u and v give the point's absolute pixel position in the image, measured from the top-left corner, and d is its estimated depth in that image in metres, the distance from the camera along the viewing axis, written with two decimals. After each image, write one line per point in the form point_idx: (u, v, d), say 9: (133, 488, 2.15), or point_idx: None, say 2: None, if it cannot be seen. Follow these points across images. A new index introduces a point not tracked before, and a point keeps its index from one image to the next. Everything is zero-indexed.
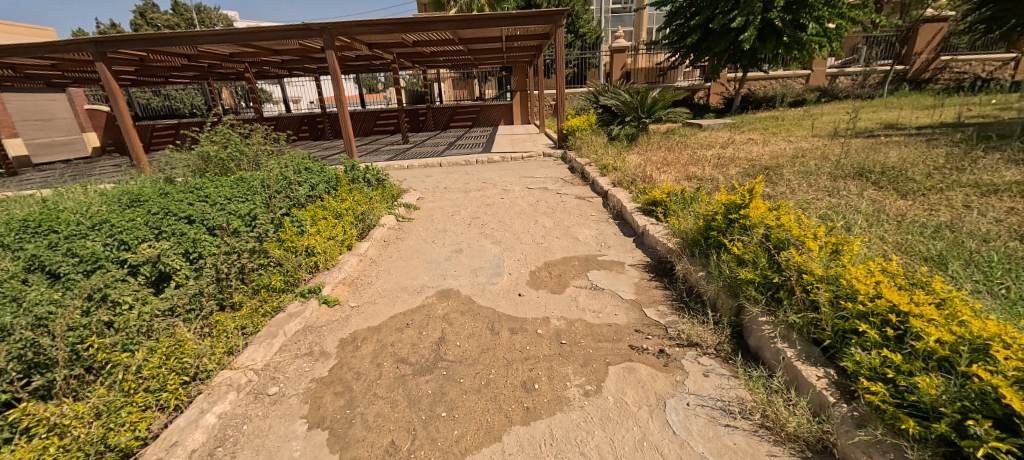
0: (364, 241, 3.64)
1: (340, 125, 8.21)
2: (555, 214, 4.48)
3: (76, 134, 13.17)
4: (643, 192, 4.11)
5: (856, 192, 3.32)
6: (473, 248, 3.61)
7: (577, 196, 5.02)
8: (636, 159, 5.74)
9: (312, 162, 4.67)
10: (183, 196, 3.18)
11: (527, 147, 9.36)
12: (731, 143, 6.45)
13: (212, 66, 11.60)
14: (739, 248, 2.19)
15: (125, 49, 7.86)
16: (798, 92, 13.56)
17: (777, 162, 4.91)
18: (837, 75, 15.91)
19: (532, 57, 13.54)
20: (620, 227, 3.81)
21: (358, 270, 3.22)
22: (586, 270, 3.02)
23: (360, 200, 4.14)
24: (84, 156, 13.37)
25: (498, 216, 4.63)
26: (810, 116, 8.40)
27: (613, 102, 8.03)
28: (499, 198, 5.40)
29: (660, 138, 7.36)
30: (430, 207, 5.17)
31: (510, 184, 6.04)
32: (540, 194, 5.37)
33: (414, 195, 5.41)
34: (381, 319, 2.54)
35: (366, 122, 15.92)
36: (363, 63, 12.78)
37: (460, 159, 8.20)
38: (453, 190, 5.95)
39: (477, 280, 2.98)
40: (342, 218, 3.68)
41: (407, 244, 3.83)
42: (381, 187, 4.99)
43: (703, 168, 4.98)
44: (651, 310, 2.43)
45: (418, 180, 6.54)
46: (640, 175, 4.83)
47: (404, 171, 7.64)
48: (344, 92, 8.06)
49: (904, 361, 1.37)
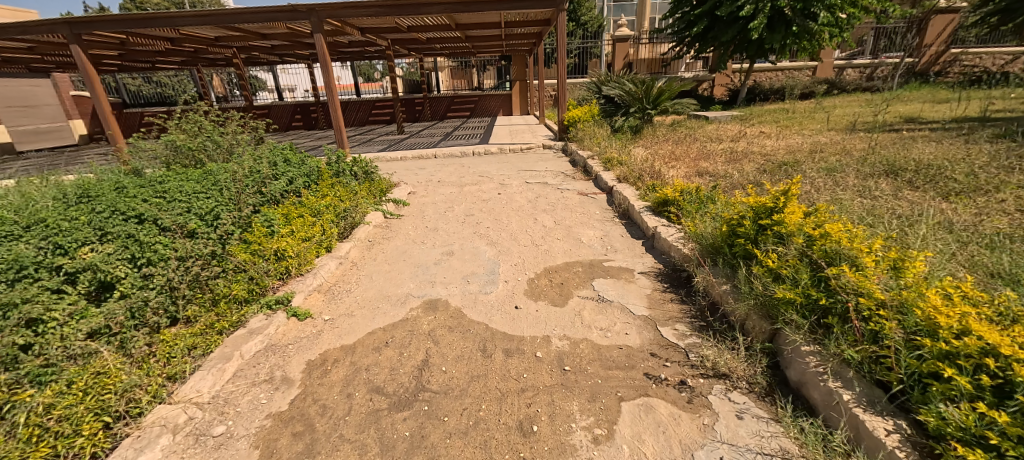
0: (346, 241, 3.31)
1: (330, 114, 7.81)
2: (555, 212, 4.15)
3: (62, 122, 12.70)
4: (652, 189, 3.79)
5: (891, 192, 2.99)
6: (466, 250, 3.28)
7: (579, 192, 4.68)
8: (642, 153, 5.40)
9: (293, 154, 4.30)
10: (139, 192, 2.82)
11: (527, 139, 8.98)
12: (742, 136, 6.11)
13: (198, 50, 11.13)
14: (774, 260, 1.87)
15: (101, 32, 7.43)
16: (805, 85, 13.18)
17: (794, 157, 4.59)
18: (844, 67, 15.51)
19: (532, 45, 13.07)
20: (627, 228, 3.48)
21: (336, 276, 2.88)
22: (591, 278, 2.69)
23: (343, 195, 3.78)
24: (70, 144, 12.94)
25: (494, 213, 4.30)
26: (822, 108, 8.05)
27: (617, 92, 7.63)
28: (496, 193, 5.06)
29: (666, 131, 7.01)
30: (422, 202, 4.84)
31: (507, 178, 5.69)
32: (540, 189, 5.04)
33: (405, 190, 5.07)
34: (357, 336, 2.21)
35: (361, 111, 15.48)
36: (357, 49, 12.32)
37: (456, 151, 7.83)
38: (446, 184, 5.61)
39: (469, 289, 2.65)
40: (321, 216, 3.33)
41: (394, 244, 3.49)
42: (369, 181, 4.64)
43: (715, 163, 4.65)
44: (667, 329, 2.10)
45: (411, 173, 6.19)
46: (648, 169, 4.49)
47: (397, 163, 7.27)
48: (333, 78, 7.64)
49: (1015, 425, 1.05)
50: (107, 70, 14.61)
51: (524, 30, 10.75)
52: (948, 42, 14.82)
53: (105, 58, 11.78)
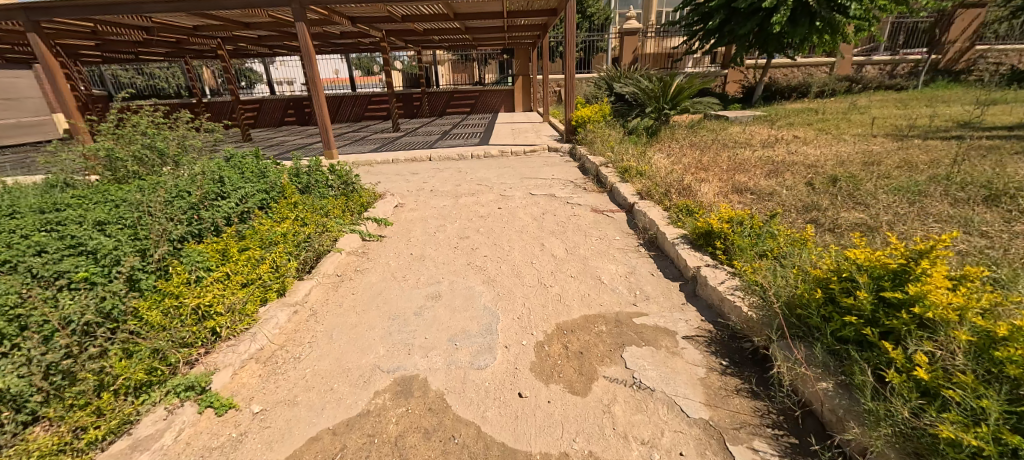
0: (307, 278, 2.64)
1: (315, 111, 7.11)
2: (566, 236, 3.46)
3: (45, 115, 12.00)
4: (686, 213, 3.12)
5: (1004, 227, 2.35)
6: (458, 290, 2.62)
7: (592, 209, 4.01)
8: (663, 160, 4.72)
9: (254, 164, 3.62)
10: (21, 224, 2.11)
11: (531, 140, 8.29)
12: (774, 142, 5.41)
13: (181, 40, 10.46)
14: (926, 368, 1.20)
15: (63, 18, 6.73)
16: (826, 82, 12.40)
17: (847, 170, 3.91)
18: (863, 64, 14.69)
19: (537, 38, 12.33)
20: (658, 262, 2.81)
21: (286, 334, 2.22)
22: (620, 346, 2.01)
23: (308, 216, 3.08)
24: (54, 138, 12.22)
25: (493, 234, 3.63)
26: (854, 109, 7.33)
27: (631, 89, 6.92)
28: (496, 207, 4.38)
29: (686, 134, 6.28)
30: (410, 219, 4.16)
31: (509, 187, 5.00)
32: (545, 203, 4.34)
33: (391, 202, 4.40)
34: (291, 449, 1.55)
35: (357, 107, 14.80)
36: (351, 41, 11.60)
37: (453, 153, 7.14)
38: (440, 195, 4.93)
39: (456, 359, 1.98)
40: (276, 245, 2.63)
41: (368, 281, 2.82)
42: (347, 195, 3.97)
43: (753, 176, 3.97)
44: (743, 450, 1.42)
45: (400, 181, 5.51)
46: (676, 182, 3.84)
47: (387, 168, 6.59)
48: (318, 72, 6.94)
49: None
50: (90, 61, 13.90)
51: (528, 22, 10.01)
52: (972, 39, 14.04)
53: (84, 49, 11.10)
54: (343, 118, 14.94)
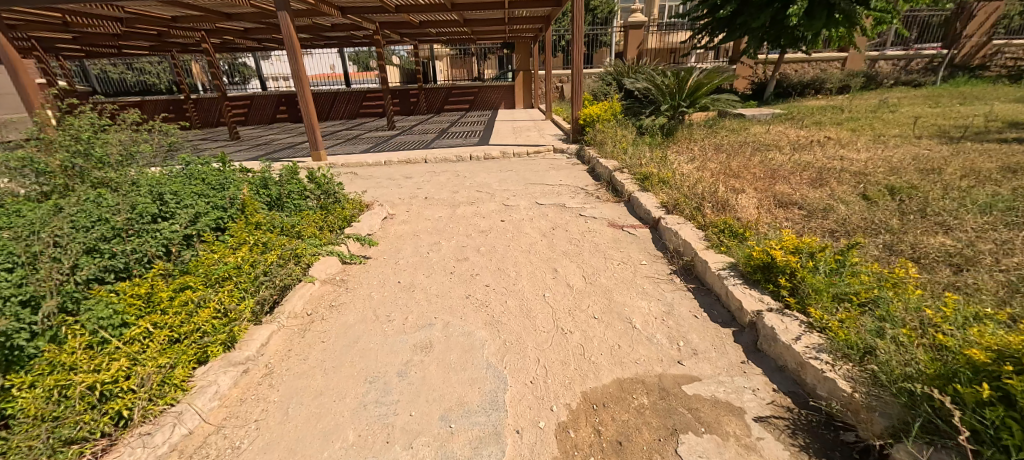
0: (266, 323, 2.12)
1: (301, 108, 6.55)
2: (582, 259, 2.93)
3: None
4: (727, 235, 2.62)
5: None
6: (455, 338, 2.10)
7: (610, 223, 3.47)
8: (686, 165, 4.19)
9: (215, 173, 3.08)
10: None
11: (534, 139, 7.74)
12: (805, 144, 4.87)
13: (162, 32, 9.89)
14: None
15: (22, 7, 6.14)
16: (840, 78, 11.89)
17: (902, 179, 3.39)
18: (876, 59, 14.15)
19: (538, 31, 11.74)
20: (699, 299, 2.29)
21: (228, 410, 1.68)
22: (672, 433, 1.48)
23: (273, 238, 2.54)
24: None
25: (495, 255, 3.09)
26: (882, 107, 6.79)
27: (644, 84, 6.37)
28: (498, 219, 3.84)
29: (705, 134, 5.74)
30: (400, 234, 3.63)
31: (512, 195, 4.47)
32: (554, 215, 3.81)
33: (378, 214, 3.86)
34: None
35: (351, 103, 14.23)
36: (343, 34, 11.03)
37: (450, 154, 6.59)
38: (435, 204, 4.40)
39: (451, 454, 1.45)
40: (226, 280, 2.10)
41: (344, 321, 2.30)
42: (326, 208, 3.45)
43: (795, 185, 3.45)
44: None
45: (392, 187, 4.98)
46: (708, 192, 3.32)
47: (379, 171, 6.05)
48: (303, 67, 6.37)
49: None
50: (71, 55, 13.32)
51: (530, 13, 9.42)
52: (990, 33, 13.43)
53: (62, 42, 10.50)
54: (337, 114, 14.39)
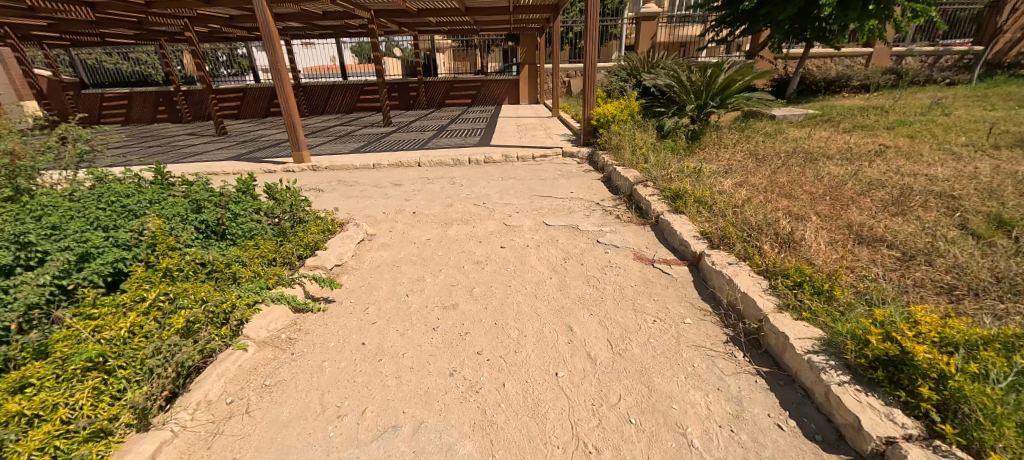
0: (153, 429, 1.44)
1: (280, 104, 5.87)
2: (605, 311, 2.24)
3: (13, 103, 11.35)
4: (804, 292, 1.93)
5: None
6: (426, 457, 1.43)
7: (636, 256, 2.79)
8: (725, 180, 3.48)
9: (135, 193, 2.42)
10: None
11: (540, 139, 7.05)
12: (860, 153, 4.15)
13: (142, 19, 9.23)
14: None
15: None
16: (868, 75, 11.07)
17: (1008, 206, 2.67)
18: (904, 55, 13.18)
19: (546, 22, 10.93)
20: (779, 393, 1.60)
21: None
22: None
23: (191, 289, 1.88)
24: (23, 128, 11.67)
25: (492, 301, 2.40)
26: (932, 109, 6.01)
27: (664, 81, 5.63)
28: (497, 245, 3.16)
29: (737, 139, 5.02)
30: (376, 263, 2.96)
31: (515, 211, 3.79)
32: (566, 241, 3.11)
33: (352, 236, 3.19)
34: None
35: (348, 97, 13.57)
36: (337, 22, 10.31)
37: (447, 157, 5.90)
38: (424, 221, 3.71)
39: None
40: (93, 368, 1.44)
41: (277, 417, 1.62)
42: (283, 235, 2.78)
43: (870, 212, 2.75)
44: None
45: (377, 200, 4.32)
46: (762, 219, 2.64)
47: (367, 176, 5.39)
48: (283, 59, 5.69)
49: None
50: (54, 44, 12.71)
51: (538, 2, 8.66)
52: None
53: (37, 30, 9.89)
54: (334, 107, 13.73)
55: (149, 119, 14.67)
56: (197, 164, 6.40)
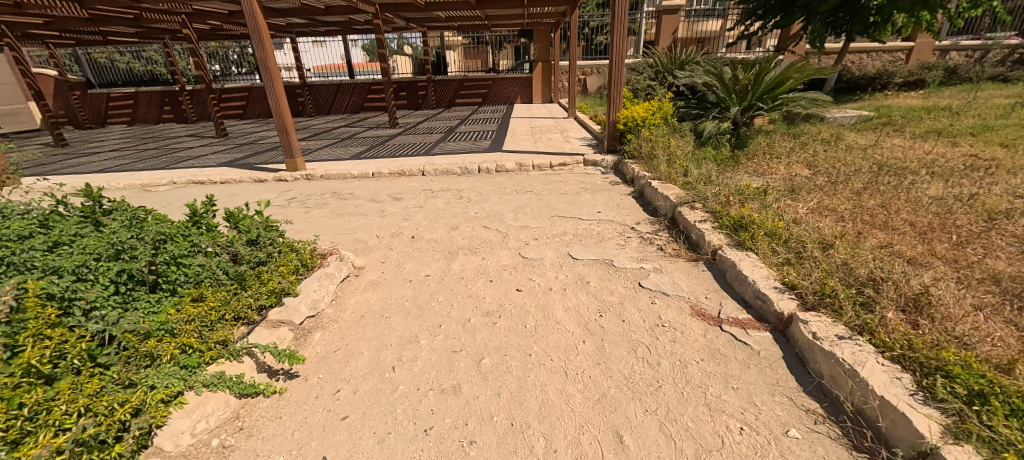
0: None
1: (271, 107, 5.31)
2: (667, 409, 1.59)
3: (19, 103, 11.55)
4: (993, 411, 1.24)
5: None
6: None
7: (695, 311, 2.13)
8: (797, 204, 2.78)
9: (32, 234, 1.83)
10: None
11: (558, 143, 6.39)
12: (951, 167, 3.41)
13: (139, 16, 8.84)
14: None
15: None
16: (913, 72, 10.12)
17: None
18: (948, 49, 12.10)
19: (562, 16, 10.20)
20: None
21: None
22: None
23: (67, 392, 1.29)
24: (31, 129, 11.90)
25: (507, 382, 1.77)
26: (1013, 111, 5.19)
27: (703, 79, 4.90)
28: (513, 287, 2.53)
29: (791, 147, 4.29)
30: (361, 313, 2.35)
31: (534, 238, 3.15)
32: (599, 284, 2.47)
33: (334, 272, 2.58)
34: None
35: (355, 97, 13.08)
36: (341, 18, 9.76)
37: (454, 165, 5.27)
38: (424, 250, 3.10)
39: None
40: None
41: None
42: (235, 284, 2.16)
43: (1017, 260, 2.04)
44: None
45: (372, 221, 3.72)
46: (871, 268, 1.95)
47: (365, 188, 4.80)
48: (274, 56, 5.12)
49: None
50: (59, 44, 12.44)
51: None
52: None
53: (33, 28, 9.56)
54: (340, 107, 13.25)
55: (154, 119, 14.37)
56: (186, 170, 5.92)
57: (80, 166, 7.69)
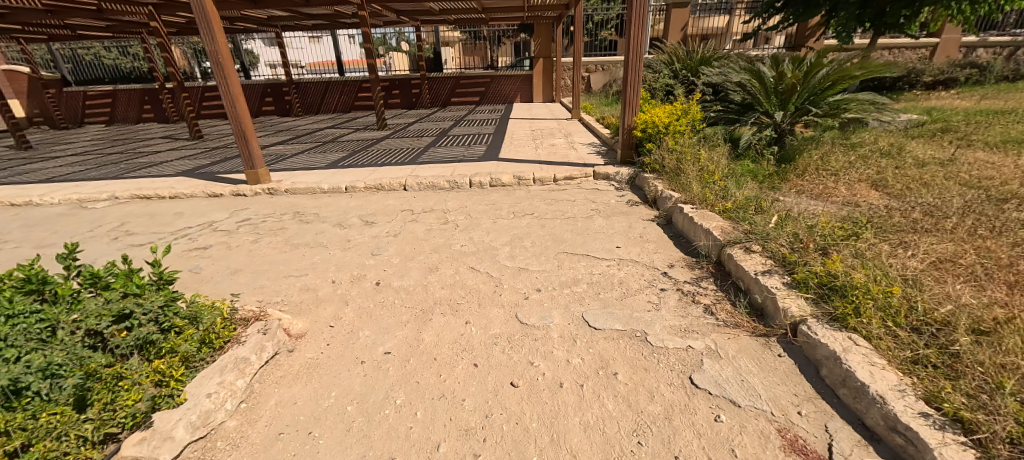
0: None
1: (228, 108, 4.51)
2: None
3: None
4: None
5: None
6: None
7: (790, 445, 1.35)
8: (902, 254, 2.00)
9: None
10: None
11: (562, 150, 5.63)
12: None
13: (101, 8, 8.02)
14: None
15: None
16: (943, 70, 9.31)
17: None
18: (975, 46, 11.28)
19: (565, 8, 9.35)
20: None
21: None
22: None
23: None
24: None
25: None
26: None
27: (736, 77, 4.12)
28: (506, 378, 1.75)
29: (850, 161, 3.52)
30: (276, 428, 1.56)
31: (536, 289, 2.38)
32: (631, 378, 1.69)
33: (250, 354, 1.80)
34: None
35: (344, 95, 12.29)
36: (325, 10, 8.92)
37: (440, 177, 4.50)
38: (389, 305, 2.32)
39: None
40: None
41: None
42: (67, 398, 1.36)
43: None
44: None
45: (333, 257, 2.95)
46: None
47: (334, 206, 4.04)
48: (228, 48, 4.29)
49: None
50: (28, 39, 11.59)
51: None
52: None
53: None
54: (329, 107, 12.47)
55: (134, 119, 13.56)
56: (137, 182, 5.15)
57: (33, 173, 6.91)
